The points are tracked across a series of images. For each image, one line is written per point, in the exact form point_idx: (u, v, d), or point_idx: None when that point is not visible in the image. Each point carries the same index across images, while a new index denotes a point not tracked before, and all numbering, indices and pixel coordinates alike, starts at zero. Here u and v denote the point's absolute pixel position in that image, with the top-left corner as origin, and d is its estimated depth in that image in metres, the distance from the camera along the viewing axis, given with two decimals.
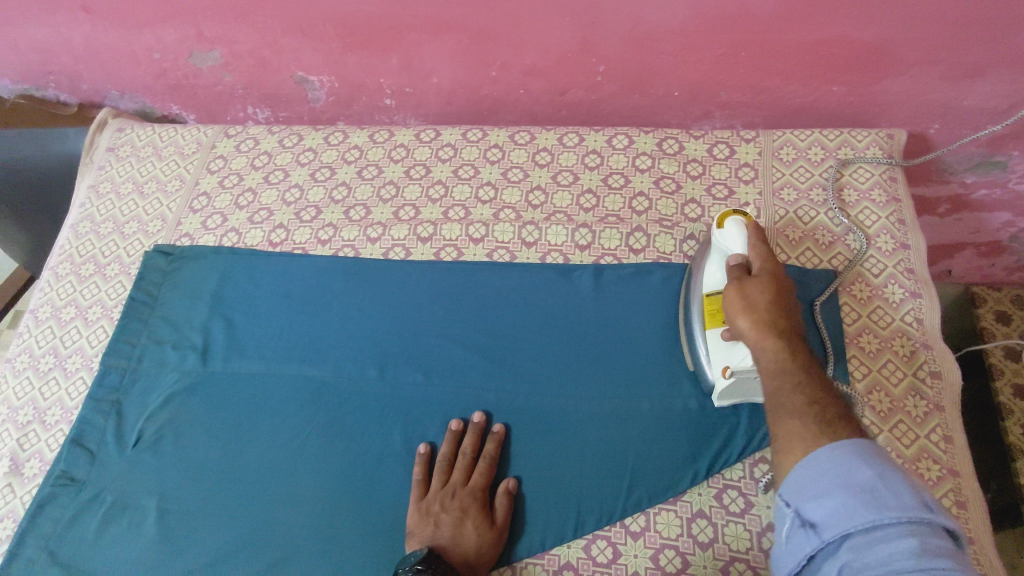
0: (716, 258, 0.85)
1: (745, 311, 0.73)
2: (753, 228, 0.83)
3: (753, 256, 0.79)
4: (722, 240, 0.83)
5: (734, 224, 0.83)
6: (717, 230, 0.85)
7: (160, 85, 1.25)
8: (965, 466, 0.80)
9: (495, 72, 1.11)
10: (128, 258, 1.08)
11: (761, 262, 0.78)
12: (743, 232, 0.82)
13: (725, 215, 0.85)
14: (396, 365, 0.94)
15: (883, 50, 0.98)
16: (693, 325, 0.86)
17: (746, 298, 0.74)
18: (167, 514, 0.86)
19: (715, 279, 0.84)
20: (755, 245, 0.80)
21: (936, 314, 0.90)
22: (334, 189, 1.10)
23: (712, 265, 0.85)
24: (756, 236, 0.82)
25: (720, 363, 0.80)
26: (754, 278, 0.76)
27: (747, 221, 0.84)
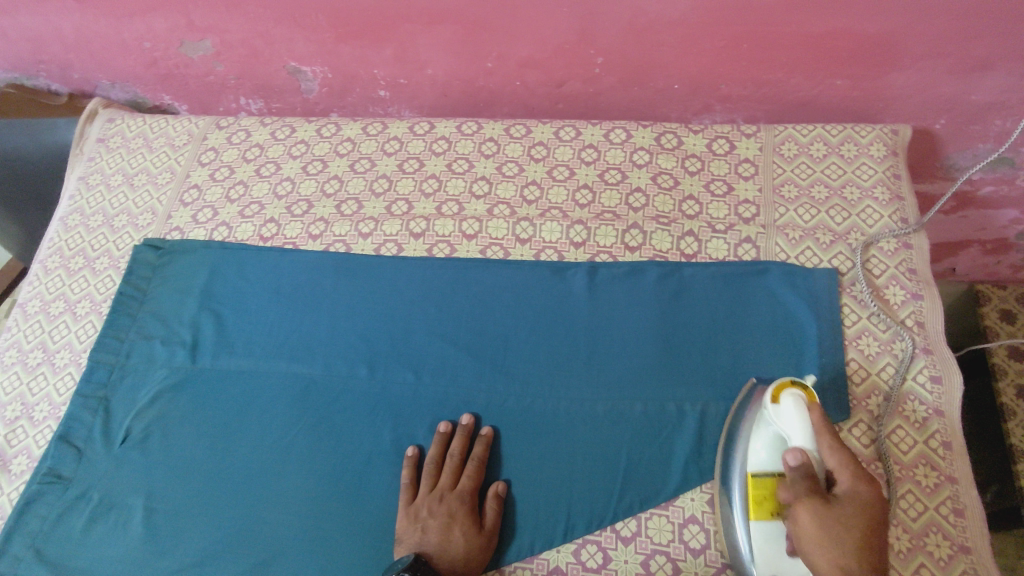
0: (766, 436, 0.74)
1: (827, 552, 0.63)
2: (815, 407, 0.72)
3: (824, 454, 0.69)
4: (777, 420, 0.73)
5: (792, 401, 0.72)
6: (769, 402, 0.74)
7: (151, 74, 1.23)
8: (965, 473, 0.79)
9: (491, 63, 1.09)
10: (118, 252, 1.07)
11: (843, 473, 0.67)
12: (805, 417, 0.71)
13: (780, 387, 0.75)
14: (386, 364, 0.92)
15: (888, 43, 0.95)
16: (734, 501, 0.74)
17: (828, 527, 0.64)
18: (154, 513, 0.85)
19: (761, 461, 0.73)
20: (821, 440, 0.69)
21: (939, 316, 0.88)
22: (326, 183, 1.08)
23: (760, 443, 0.74)
24: (819, 419, 0.71)
25: (767, 569, 0.70)
26: (834, 502, 0.66)
27: (806, 399, 0.73)
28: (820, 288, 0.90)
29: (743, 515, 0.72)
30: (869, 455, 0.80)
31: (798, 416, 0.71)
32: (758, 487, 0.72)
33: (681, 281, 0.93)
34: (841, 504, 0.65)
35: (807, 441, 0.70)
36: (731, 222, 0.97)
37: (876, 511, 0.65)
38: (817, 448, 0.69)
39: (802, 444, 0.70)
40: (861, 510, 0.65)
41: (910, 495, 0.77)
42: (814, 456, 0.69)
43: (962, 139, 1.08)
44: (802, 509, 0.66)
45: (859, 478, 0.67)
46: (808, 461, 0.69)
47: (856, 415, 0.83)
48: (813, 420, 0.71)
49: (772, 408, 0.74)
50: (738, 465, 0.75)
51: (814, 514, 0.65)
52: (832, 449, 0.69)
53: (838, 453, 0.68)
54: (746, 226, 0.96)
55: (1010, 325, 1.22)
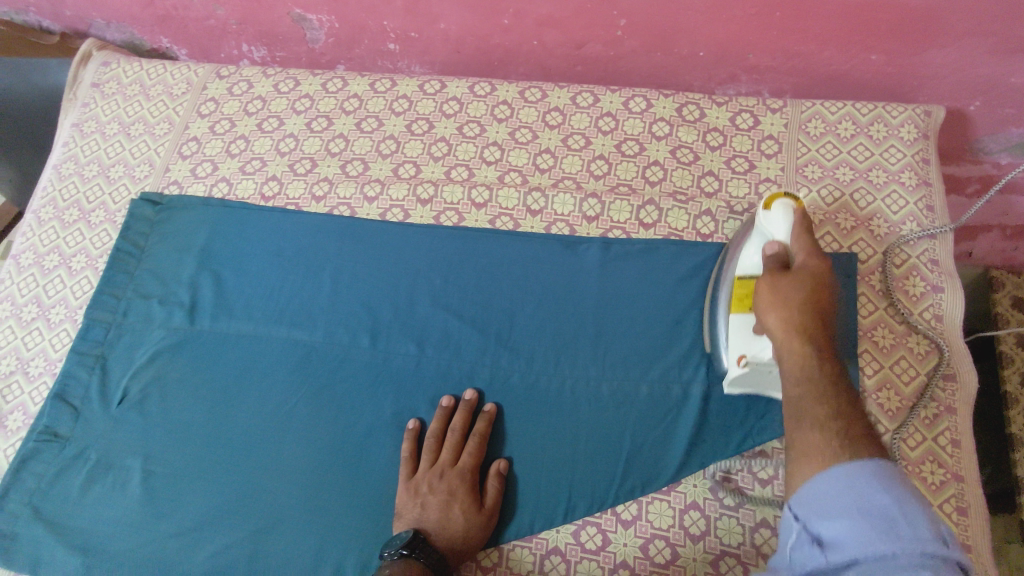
0: (755, 242, 0.77)
1: (775, 313, 0.68)
2: (801, 214, 0.73)
3: (796, 249, 0.72)
4: (764, 225, 0.74)
5: (781, 208, 0.73)
6: (762, 211, 0.75)
7: (148, 15, 1.17)
8: (971, 472, 0.78)
9: (507, 20, 1.03)
10: (114, 205, 1.03)
11: (805, 266, 0.70)
12: (789, 217, 0.73)
13: (773, 196, 0.75)
14: (389, 334, 0.90)
15: (929, 18, 0.89)
16: (721, 302, 0.81)
17: (780, 295, 0.69)
18: (152, 476, 0.84)
19: (750, 265, 0.76)
20: (800, 239, 0.72)
21: (959, 310, 0.85)
22: (331, 141, 1.04)
23: (749, 248, 0.77)
24: (801, 222, 0.72)
25: (737, 350, 0.77)
26: (793, 275, 0.69)
27: (795, 206, 0.73)
28: (840, 275, 0.87)
29: (723, 314, 0.80)
30: None
31: (783, 218, 0.73)
32: (739, 288, 0.77)
33: (696, 262, 0.90)
34: (801, 278, 0.69)
35: (785, 237, 0.72)
36: (750, 202, 0.94)
37: (826, 283, 0.69)
38: (791, 243, 0.72)
39: (782, 238, 0.72)
40: (808, 277, 0.69)
41: None
42: (787, 248, 0.72)
43: (995, 123, 1.03)
44: (762, 285, 0.71)
45: (812, 253, 0.70)
46: (785, 250, 0.72)
47: (866, 408, 0.81)
48: (795, 224, 0.72)
49: (761, 214, 0.75)
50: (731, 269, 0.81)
51: (771, 287, 0.70)
52: (804, 249, 0.71)
53: (807, 253, 0.70)
54: None
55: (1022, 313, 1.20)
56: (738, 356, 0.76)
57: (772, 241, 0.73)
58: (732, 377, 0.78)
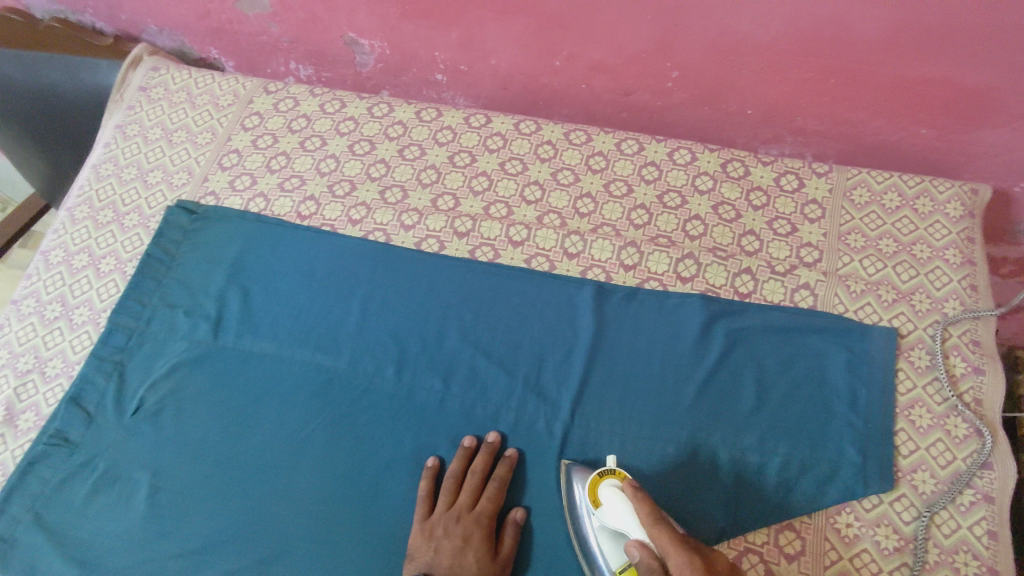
0: (614, 547, 0.73)
1: (633, 552, 0.67)
2: (628, 487, 0.72)
3: (642, 535, 0.69)
4: (603, 518, 0.73)
5: (615, 505, 0.72)
6: (592, 506, 0.75)
7: (202, 26, 1.18)
8: (1008, 567, 0.75)
9: (559, 62, 1.04)
10: (149, 210, 1.03)
11: (668, 540, 0.63)
12: (624, 508, 0.71)
13: (595, 482, 0.75)
14: (414, 366, 0.89)
15: (984, 98, 0.89)
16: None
17: (641, 562, 0.66)
18: (160, 492, 0.82)
19: (620, 558, 0.73)
20: (645, 515, 0.67)
21: (999, 394, 0.83)
22: (371, 165, 1.03)
23: (607, 570, 0.73)
24: (635, 494, 0.70)
25: None
26: (668, 568, 0.63)
27: (619, 487, 0.73)
28: (877, 348, 0.86)
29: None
30: (909, 534, 0.76)
31: (620, 506, 0.71)
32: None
33: (733, 322, 0.88)
34: (675, 573, 0.61)
35: (636, 532, 0.70)
36: (791, 265, 0.92)
37: (653, 512, 0.67)
38: (637, 530, 0.70)
39: (634, 536, 0.69)
40: (678, 567, 0.61)
41: None
42: (637, 533, 0.70)
43: None
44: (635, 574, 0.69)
45: (676, 543, 0.63)
46: (641, 544, 0.68)
47: (899, 488, 0.79)
48: (633, 505, 0.70)
49: (596, 510, 0.74)
50: (597, 572, 0.74)
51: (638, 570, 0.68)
52: (652, 518, 0.66)
53: (658, 523, 0.66)
54: (806, 270, 0.92)
55: None
56: None
57: (626, 541, 0.70)
58: None
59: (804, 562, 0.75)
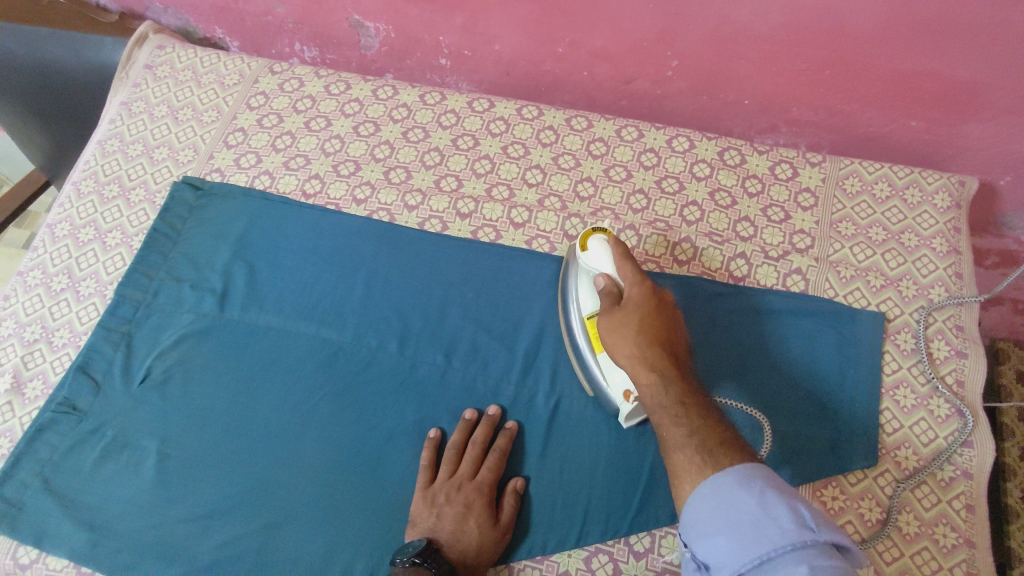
0: (585, 282, 0.84)
1: (619, 335, 0.74)
2: (617, 243, 0.83)
3: (622, 275, 0.79)
4: (586, 261, 0.84)
5: (598, 245, 0.83)
6: (583, 251, 0.85)
7: (208, 5, 1.19)
8: (984, 538, 0.78)
9: (562, 48, 1.06)
10: (155, 185, 1.04)
11: (631, 286, 0.77)
12: (607, 250, 0.82)
13: (587, 235, 0.85)
14: (417, 342, 0.91)
15: (973, 92, 0.92)
16: (580, 340, 0.84)
17: (616, 325, 0.75)
18: (167, 459, 0.84)
19: (589, 303, 0.83)
20: (620, 263, 0.80)
21: (980, 377, 0.87)
22: (376, 146, 1.05)
23: (582, 310, 0.84)
24: (617, 248, 0.82)
25: (621, 386, 0.78)
26: (621, 309, 0.76)
27: (609, 239, 0.83)
28: (865, 331, 0.89)
29: (591, 355, 0.82)
30: (892, 506, 0.80)
31: (603, 251, 0.82)
32: (591, 328, 0.82)
33: (727, 305, 0.91)
34: (627, 312, 0.75)
35: (610, 267, 0.81)
36: (784, 250, 0.95)
37: (652, 304, 0.75)
38: (617, 271, 0.80)
39: (610, 270, 0.81)
40: (635, 308, 0.75)
41: (926, 551, 0.77)
42: (615, 279, 0.80)
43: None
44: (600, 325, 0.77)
45: (635, 281, 0.77)
46: (614, 283, 0.80)
47: (883, 464, 0.82)
48: (612, 249, 0.82)
49: (584, 254, 0.85)
50: (574, 312, 0.85)
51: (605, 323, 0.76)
52: (621, 263, 0.80)
53: (627, 268, 0.79)
54: (799, 256, 0.95)
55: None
56: (625, 393, 0.78)
57: (601, 275, 0.81)
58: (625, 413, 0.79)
59: None
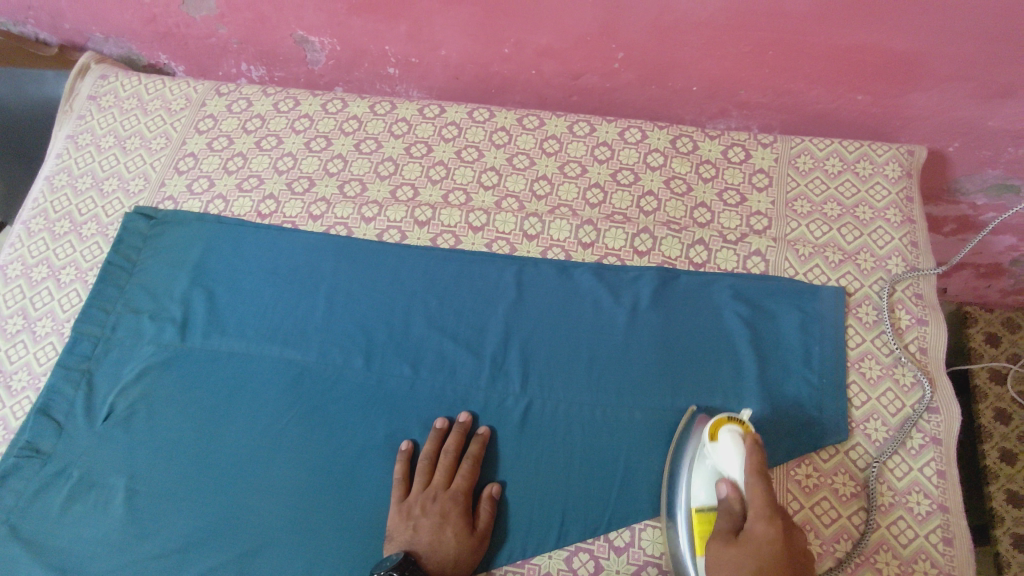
0: (704, 472, 0.74)
1: (730, 556, 0.66)
2: (752, 441, 0.72)
3: (746, 486, 0.69)
4: (713, 455, 0.74)
5: (729, 438, 0.73)
6: (710, 439, 0.75)
7: (149, 31, 1.17)
8: (957, 502, 0.79)
9: (507, 49, 1.06)
10: (107, 218, 1.03)
11: (753, 518, 0.66)
12: (738, 449, 0.72)
13: (719, 422, 0.75)
14: (383, 355, 0.90)
15: (914, 62, 0.94)
16: (681, 534, 0.74)
17: (722, 564, 0.66)
18: (136, 495, 0.83)
19: (702, 501, 0.73)
20: (751, 479, 0.69)
21: (942, 342, 0.88)
22: (329, 161, 1.04)
23: (699, 480, 0.74)
24: (752, 454, 0.70)
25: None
26: (741, 543, 0.66)
27: (744, 435, 0.73)
28: (827, 306, 0.90)
29: (692, 550, 0.72)
30: (864, 479, 0.80)
31: (734, 451, 0.72)
32: (698, 520, 0.73)
33: (690, 292, 0.92)
34: (745, 551, 0.65)
35: (737, 476, 0.71)
36: (742, 233, 0.96)
37: (775, 544, 0.64)
38: (743, 483, 0.70)
39: (735, 477, 0.71)
40: (755, 552, 0.64)
41: (901, 521, 0.78)
42: (739, 490, 0.70)
43: (974, 164, 1.08)
44: (709, 550, 0.68)
45: (761, 515, 0.66)
46: (738, 501, 0.70)
47: (853, 438, 0.83)
48: (747, 457, 0.70)
49: (711, 444, 0.74)
50: (682, 500, 0.75)
51: (717, 550, 0.67)
52: (751, 486, 0.68)
53: (755, 492, 0.67)
54: (757, 237, 0.95)
55: (995, 348, 1.28)
56: None
57: (726, 480, 0.71)
58: None
59: None
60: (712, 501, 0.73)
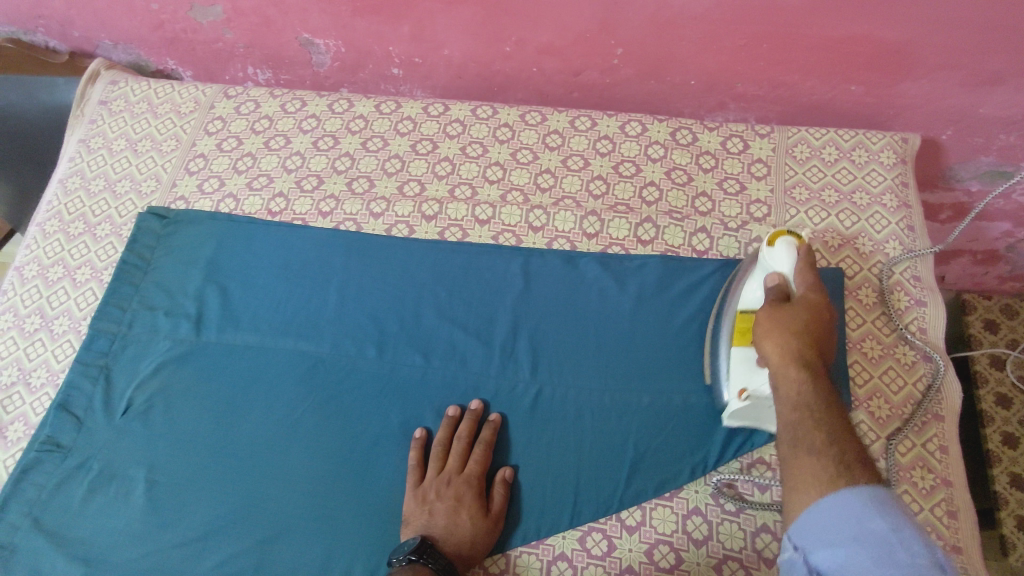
0: (758, 277, 0.83)
1: (774, 336, 0.75)
2: (803, 250, 0.81)
3: (797, 281, 0.79)
4: (768, 260, 0.82)
5: (785, 245, 0.81)
6: (766, 247, 0.83)
7: (157, 37, 1.20)
8: (959, 477, 0.81)
9: (509, 47, 1.08)
10: (120, 218, 1.05)
11: (807, 294, 0.78)
12: (794, 253, 0.81)
13: (778, 234, 0.83)
14: (395, 346, 0.92)
15: (905, 52, 0.96)
16: (721, 335, 0.85)
17: (777, 324, 0.75)
18: (156, 486, 0.84)
19: (754, 297, 0.82)
20: (803, 274, 0.79)
21: (941, 323, 0.90)
22: (336, 159, 1.07)
23: (752, 281, 0.83)
24: (804, 259, 0.81)
25: (738, 381, 0.80)
26: (791, 307, 0.77)
27: (798, 243, 0.82)
28: (827, 290, 0.92)
29: (724, 350, 0.83)
30: (870, 457, 0.82)
31: (788, 254, 0.80)
32: (739, 324, 0.82)
33: (694, 278, 0.94)
34: (798, 312, 0.76)
35: (787, 270, 0.80)
36: (742, 221, 0.98)
37: (823, 326, 0.76)
38: (792, 276, 0.80)
39: (786, 270, 0.80)
40: (806, 312, 0.76)
41: (907, 495, 0.80)
42: (790, 282, 0.80)
43: (966, 152, 1.10)
44: (761, 314, 0.78)
45: (813, 291, 0.78)
46: (786, 285, 0.79)
47: (858, 417, 0.85)
48: (800, 258, 0.80)
49: (765, 250, 0.83)
50: (730, 305, 0.85)
51: (763, 317, 0.77)
52: (804, 279, 0.79)
53: (806, 279, 0.79)
54: (757, 225, 0.98)
55: (993, 334, 1.30)
56: (741, 390, 0.80)
57: (776, 274, 0.80)
58: (731, 410, 0.81)
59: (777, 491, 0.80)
60: (761, 300, 0.82)
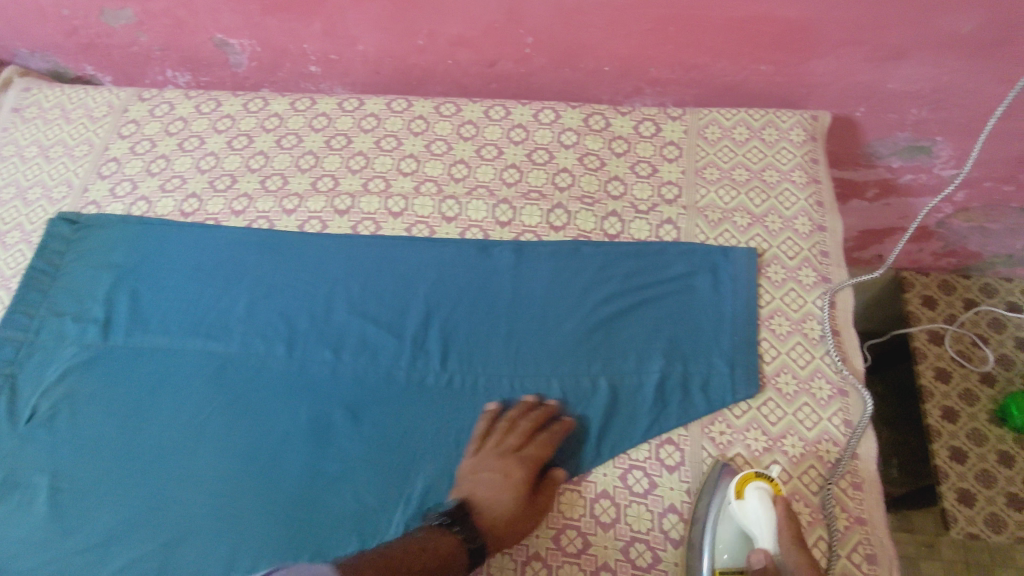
0: (731, 535, 0.73)
1: None
2: (782, 507, 0.73)
3: (787, 560, 0.69)
4: (741, 515, 0.73)
5: (758, 497, 0.73)
6: (735, 497, 0.75)
7: (71, 43, 1.19)
8: (866, 449, 0.81)
9: (421, 40, 1.08)
10: (30, 225, 1.03)
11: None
12: (771, 511, 0.72)
13: (747, 478, 0.75)
14: (304, 343, 0.91)
15: (806, 29, 0.97)
16: None
17: None
18: (59, 493, 0.83)
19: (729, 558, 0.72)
20: (789, 548, 0.70)
21: (848, 298, 0.90)
22: (250, 158, 1.06)
23: (724, 539, 0.73)
24: (785, 521, 0.72)
25: None
26: None
27: (774, 497, 0.74)
28: (738, 268, 0.92)
29: None
30: (776, 434, 0.82)
31: (767, 513, 0.72)
32: None
33: (605, 260, 0.94)
34: None
35: (772, 542, 0.71)
36: (653, 203, 0.98)
37: None
38: (778, 550, 0.70)
39: (769, 545, 0.71)
40: None
41: (812, 470, 0.80)
42: (775, 555, 0.70)
43: (882, 128, 1.11)
44: None
45: None
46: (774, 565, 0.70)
47: (766, 393, 0.84)
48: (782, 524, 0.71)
49: (737, 504, 0.74)
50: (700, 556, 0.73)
51: None
52: (797, 565, 0.69)
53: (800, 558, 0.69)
54: (667, 206, 0.98)
55: (931, 310, 1.30)
56: None
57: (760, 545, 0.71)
58: None
59: (685, 471, 0.80)
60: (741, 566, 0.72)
